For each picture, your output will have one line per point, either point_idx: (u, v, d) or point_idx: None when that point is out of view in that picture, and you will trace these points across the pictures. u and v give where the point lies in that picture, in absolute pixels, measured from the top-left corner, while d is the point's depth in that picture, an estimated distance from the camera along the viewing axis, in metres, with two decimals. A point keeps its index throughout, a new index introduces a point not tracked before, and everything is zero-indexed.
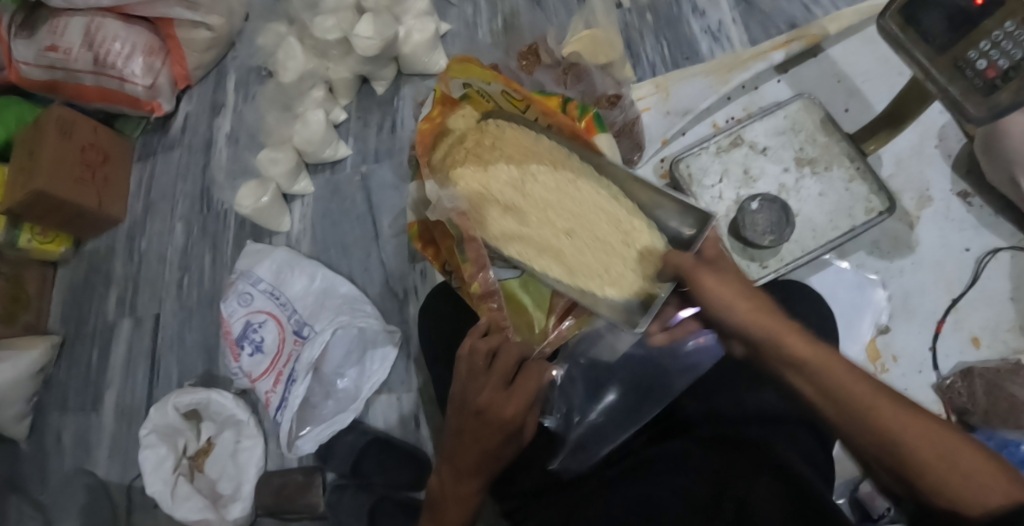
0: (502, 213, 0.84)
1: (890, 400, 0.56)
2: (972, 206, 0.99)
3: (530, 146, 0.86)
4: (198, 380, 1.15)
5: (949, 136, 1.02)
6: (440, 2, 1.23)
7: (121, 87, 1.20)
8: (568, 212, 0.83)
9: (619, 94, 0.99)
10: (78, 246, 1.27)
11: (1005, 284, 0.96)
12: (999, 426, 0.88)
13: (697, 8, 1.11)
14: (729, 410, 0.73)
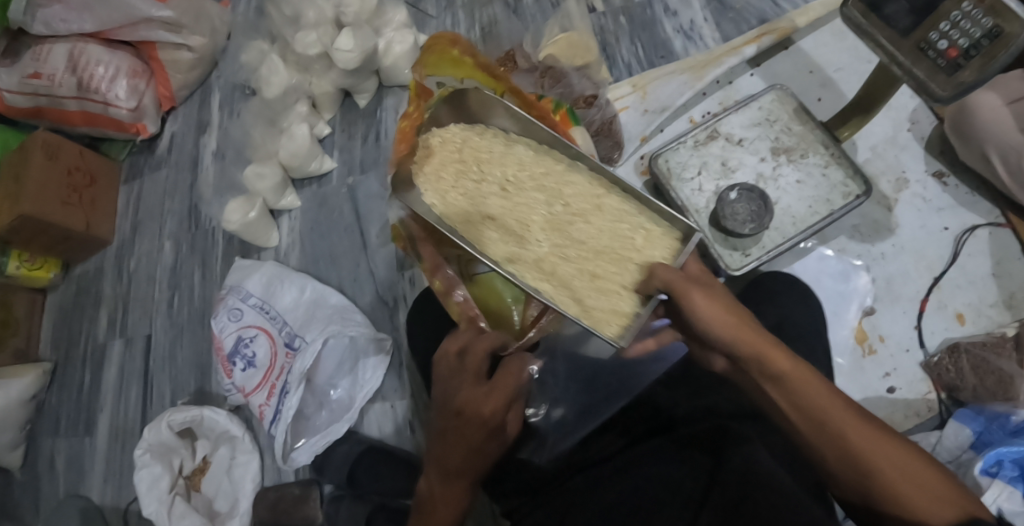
0: (494, 231, 0.77)
1: (863, 420, 0.60)
2: (948, 187, 1.01)
3: (530, 162, 0.80)
4: (191, 397, 1.15)
5: (921, 120, 1.04)
6: (417, 14, 1.24)
7: (104, 110, 1.22)
8: (565, 234, 0.77)
9: (596, 94, 1.00)
10: (66, 270, 1.27)
11: (987, 261, 0.98)
12: (986, 400, 0.90)
13: (669, 9, 1.14)
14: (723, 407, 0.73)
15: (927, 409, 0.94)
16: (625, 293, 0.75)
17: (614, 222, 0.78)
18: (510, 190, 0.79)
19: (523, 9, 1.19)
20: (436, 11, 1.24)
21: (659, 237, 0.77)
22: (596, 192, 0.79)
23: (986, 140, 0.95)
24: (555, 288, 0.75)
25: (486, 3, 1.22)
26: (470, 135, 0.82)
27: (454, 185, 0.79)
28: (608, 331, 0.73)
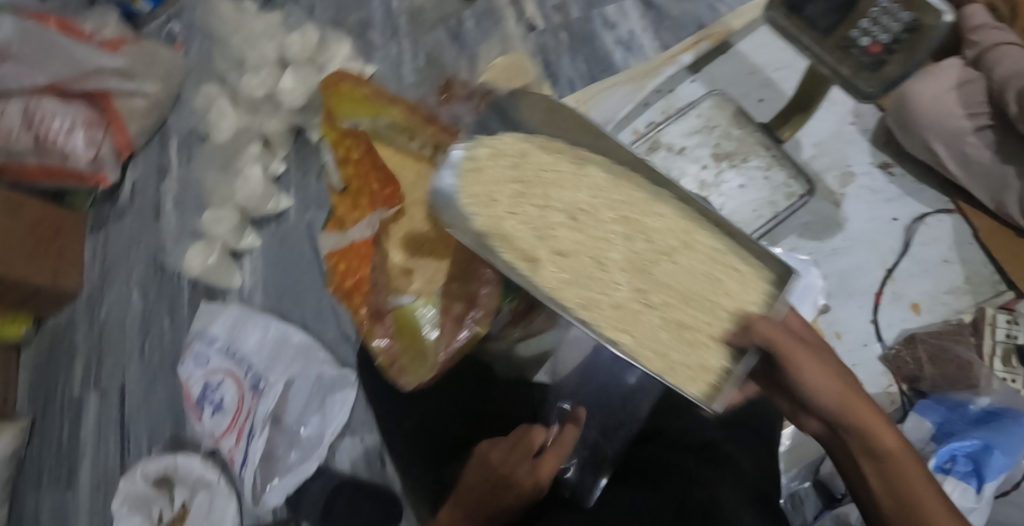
0: (557, 263, 0.77)
1: (940, 501, 0.67)
2: (894, 177, 1.01)
3: (606, 187, 0.80)
4: (167, 443, 1.16)
5: (864, 113, 1.04)
6: (363, 44, 1.25)
7: (63, 162, 1.22)
8: (649, 276, 0.76)
9: None
10: (39, 325, 1.27)
11: (938, 248, 0.98)
12: (945, 390, 0.90)
13: (608, 21, 1.15)
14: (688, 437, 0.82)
15: (889, 402, 0.94)
16: (713, 342, 0.73)
17: (704, 262, 0.76)
18: (583, 218, 0.78)
19: (465, 33, 1.20)
20: (381, 40, 1.24)
21: (752, 284, 0.75)
22: (687, 230, 0.77)
23: (926, 129, 0.95)
24: (637, 340, 0.73)
25: (429, 30, 1.23)
26: (529, 148, 0.83)
27: (513, 209, 0.79)
28: (695, 390, 0.71)
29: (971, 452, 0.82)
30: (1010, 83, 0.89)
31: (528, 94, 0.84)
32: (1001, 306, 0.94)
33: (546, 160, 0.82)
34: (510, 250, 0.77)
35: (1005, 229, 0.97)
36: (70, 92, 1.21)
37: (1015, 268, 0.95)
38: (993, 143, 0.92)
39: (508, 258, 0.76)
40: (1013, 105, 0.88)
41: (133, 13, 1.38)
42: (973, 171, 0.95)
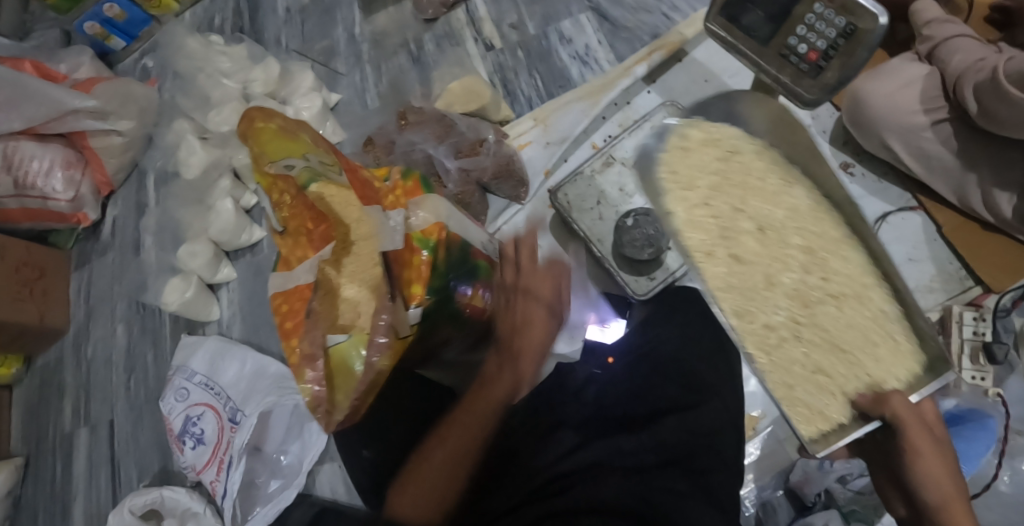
0: (732, 263, 0.91)
1: None
2: (854, 177, 1.01)
3: (805, 212, 0.89)
4: (156, 476, 1.18)
5: (822, 114, 1.04)
6: (328, 73, 1.26)
7: (44, 203, 1.26)
8: (808, 317, 0.87)
9: (482, 140, 1.02)
10: (30, 364, 1.30)
11: (903, 246, 0.97)
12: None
13: (565, 37, 1.16)
14: (645, 380, 0.87)
15: None
16: (842, 398, 0.84)
17: (870, 321, 0.84)
18: (774, 235, 0.90)
19: (427, 55, 1.21)
20: (345, 68, 1.25)
21: (905, 356, 0.82)
22: (863, 282, 0.85)
23: (883, 127, 0.94)
24: (771, 362, 0.88)
25: (391, 54, 1.24)
26: (745, 147, 0.94)
27: (708, 201, 0.93)
28: (806, 429, 0.85)
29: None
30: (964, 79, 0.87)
31: (753, 97, 0.94)
32: (968, 303, 0.94)
33: (686, 161, 0.94)
34: (696, 235, 0.92)
35: (969, 223, 0.96)
36: (47, 133, 1.24)
37: (981, 265, 0.94)
38: (950, 139, 0.91)
39: (693, 244, 0.92)
40: (970, 102, 0.87)
41: (106, 50, 1.42)
42: (932, 168, 0.94)
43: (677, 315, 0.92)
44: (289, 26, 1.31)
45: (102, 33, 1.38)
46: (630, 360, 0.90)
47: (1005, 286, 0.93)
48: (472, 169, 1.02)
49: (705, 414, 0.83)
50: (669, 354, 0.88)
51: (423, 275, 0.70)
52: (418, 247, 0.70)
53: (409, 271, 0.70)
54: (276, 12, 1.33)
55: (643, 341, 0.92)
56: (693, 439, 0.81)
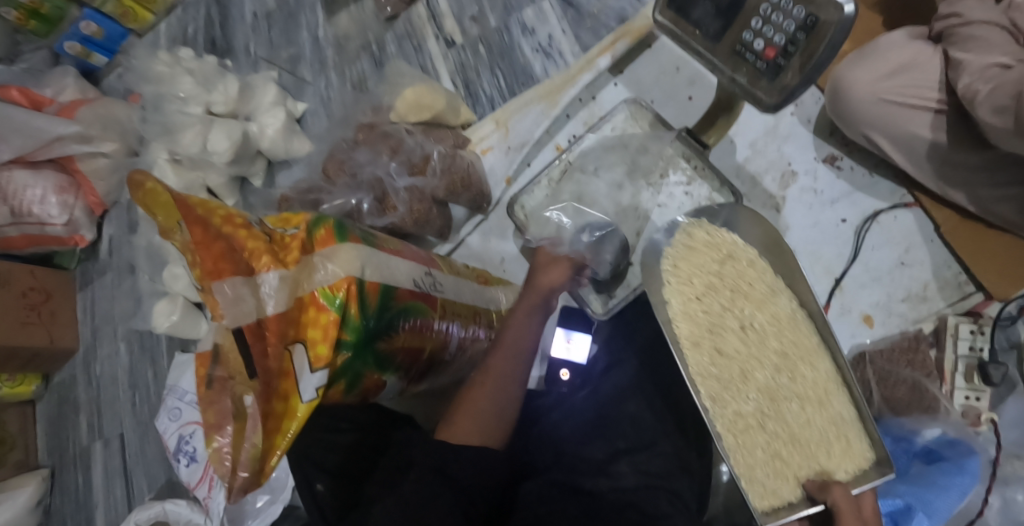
0: (712, 355, 0.80)
1: None
2: (841, 171, 0.97)
3: (784, 320, 0.81)
4: (164, 488, 1.24)
5: (806, 100, 0.99)
6: (295, 81, 1.22)
7: (42, 230, 1.28)
8: (775, 408, 0.79)
9: (427, 158, 0.97)
10: (48, 381, 1.39)
11: (892, 251, 0.94)
12: (889, 417, 0.87)
13: (527, 27, 1.10)
14: (610, 414, 0.83)
15: None
16: (793, 481, 0.77)
17: (830, 426, 0.78)
18: (756, 338, 0.81)
19: (387, 58, 1.17)
20: (311, 75, 1.22)
21: (857, 453, 0.77)
22: (829, 386, 0.78)
23: (863, 122, 0.90)
24: (737, 444, 0.78)
25: (354, 58, 1.21)
26: (740, 253, 0.84)
27: (701, 297, 0.83)
28: (758, 501, 0.76)
29: (892, 512, 0.80)
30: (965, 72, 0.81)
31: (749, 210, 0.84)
32: (967, 312, 0.91)
33: (689, 256, 0.84)
34: (685, 325, 0.81)
35: (971, 223, 0.91)
36: (37, 160, 1.24)
37: (985, 271, 0.90)
38: (938, 134, 0.86)
39: (681, 332, 0.80)
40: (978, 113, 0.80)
41: (90, 68, 1.40)
42: (923, 165, 0.90)
43: (639, 338, 0.91)
44: (256, 33, 1.28)
45: (84, 52, 1.36)
46: (590, 394, 0.86)
47: (1009, 294, 0.88)
48: (424, 187, 0.97)
49: (658, 457, 0.79)
50: (625, 384, 0.86)
51: (328, 335, 0.67)
52: (323, 304, 0.68)
53: (313, 330, 0.68)
54: (243, 19, 1.30)
55: (601, 378, 0.89)
56: (658, 478, 0.77)
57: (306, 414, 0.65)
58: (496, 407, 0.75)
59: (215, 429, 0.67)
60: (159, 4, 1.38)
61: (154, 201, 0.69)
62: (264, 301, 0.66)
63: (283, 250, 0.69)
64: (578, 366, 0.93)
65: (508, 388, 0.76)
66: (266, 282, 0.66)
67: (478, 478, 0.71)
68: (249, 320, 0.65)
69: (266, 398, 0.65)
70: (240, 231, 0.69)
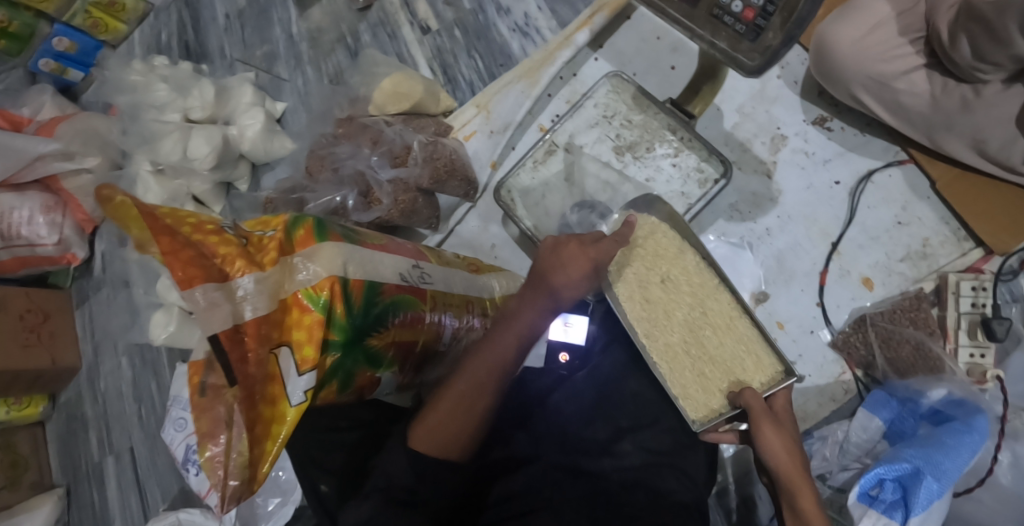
0: (641, 306, 0.84)
1: (784, 436, 0.71)
2: (833, 132, 0.94)
3: (694, 270, 0.84)
4: (177, 497, 1.24)
5: (792, 61, 0.96)
6: (272, 79, 1.20)
7: (32, 250, 1.27)
8: (694, 336, 0.82)
9: (408, 149, 0.96)
10: (54, 400, 1.39)
11: (889, 210, 0.92)
12: (895, 379, 0.85)
13: (502, 7, 1.07)
14: (609, 394, 0.81)
15: (843, 392, 0.89)
16: (717, 392, 0.80)
17: (739, 346, 0.81)
18: (673, 289, 0.84)
19: (363, 48, 1.15)
20: (287, 73, 1.20)
21: (767, 365, 0.79)
22: (732, 315, 0.82)
23: (850, 81, 0.87)
24: (670, 370, 0.81)
25: (329, 52, 1.18)
26: (658, 227, 0.85)
27: (628, 262, 0.85)
28: (693, 412, 0.80)
29: (899, 477, 0.75)
30: (940, 25, 0.80)
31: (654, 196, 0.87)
32: (967, 269, 0.88)
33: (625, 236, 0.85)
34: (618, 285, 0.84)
35: (965, 176, 0.88)
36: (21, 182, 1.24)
37: (983, 225, 0.87)
38: (927, 88, 0.84)
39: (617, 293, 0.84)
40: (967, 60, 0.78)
41: (67, 84, 1.37)
42: (912, 120, 0.87)
43: None
44: (229, 34, 1.26)
45: (58, 68, 1.32)
46: (590, 373, 0.84)
47: (1010, 247, 0.86)
48: (408, 177, 0.96)
49: (661, 434, 0.78)
50: (628, 362, 0.84)
51: (314, 335, 0.67)
52: (307, 305, 0.67)
53: (298, 331, 0.67)
54: (215, 20, 1.27)
55: (600, 356, 0.87)
56: (661, 455, 0.75)
57: (295, 418, 0.65)
58: (466, 430, 0.69)
59: (208, 438, 0.66)
60: (130, 13, 1.36)
61: (125, 214, 0.62)
62: (239, 305, 0.64)
63: (258, 252, 0.68)
64: (577, 348, 0.89)
65: (483, 405, 0.70)
66: (241, 286, 0.64)
67: (447, 492, 0.67)
68: (227, 326, 0.62)
69: (250, 403, 0.63)
70: (212, 237, 0.67)
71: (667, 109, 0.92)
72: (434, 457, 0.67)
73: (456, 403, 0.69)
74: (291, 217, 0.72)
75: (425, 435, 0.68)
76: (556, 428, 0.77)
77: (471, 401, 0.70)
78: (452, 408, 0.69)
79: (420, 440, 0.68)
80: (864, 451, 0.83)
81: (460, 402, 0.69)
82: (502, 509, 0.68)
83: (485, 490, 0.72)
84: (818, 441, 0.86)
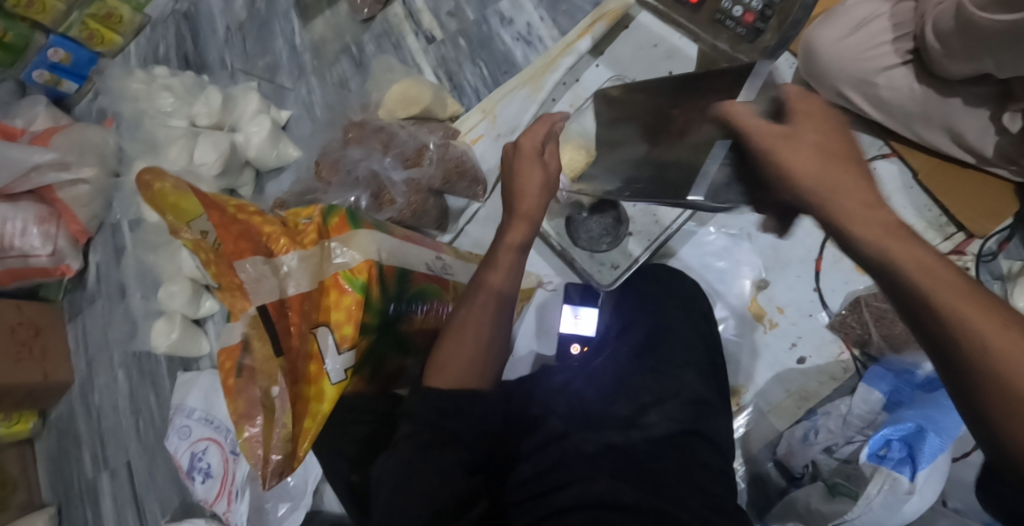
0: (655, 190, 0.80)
1: (814, 152, 0.59)
2: None
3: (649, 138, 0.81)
4: (178, 509, 1.23)
5: (779, 65, 1.04)
6: (276, 89, 1.23)
7: (25, 262, 1.24)
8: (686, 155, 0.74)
9: (423, 150, 0.99)
10: (45, 417, 1.36)
11: None
12: (890, 355, 0.90)
13: (504, 18, 1.12)
14: (628, 376, 0.82)
15: (842, 371, 0.94)
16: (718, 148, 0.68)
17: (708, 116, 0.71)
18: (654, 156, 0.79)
19: (368, 58, 1.19)
20: (291, 82, 1.23)
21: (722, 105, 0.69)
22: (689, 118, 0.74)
23: (838, 80, 0.94)
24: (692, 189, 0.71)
25: (333, 61, 1.21)
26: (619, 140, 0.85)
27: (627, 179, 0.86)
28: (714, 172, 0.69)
29: (905, 436, 0.81)
30: (929, 35, 0.84)
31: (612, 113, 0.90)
32: (953, 250, 0.95)
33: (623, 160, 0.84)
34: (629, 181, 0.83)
35: (945, 165, 0.96)
36: (14, 193, 1.20)
37: (962, 210, 0.95)
38: (906, 83, 0.90)
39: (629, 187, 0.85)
40: (946, 64, 0.84)
41: (60, 95, 1.38)
42: (893, 113, 0.94)
43: (650, 300, 0.91)
44: (230, 45, 1.29)
45: (53, 79, 1.33)
46: (607, 361, 0.87)
47: (988, 231, 0.94)
48: (421, 178, 0.99)
49: (684, 404, 0.78)
50: (642, 341, 0.86)
51: (352, 316, 0.67)
52: (345, 286, 0.68)
53: (338, 312, 0.68)
54: (216, 32, 1.30)
55: (616, 342, 0.90)
56: (686, 427, 0.76)
57: (334, 395, 0.66)
58: (471, 362, 0.75)
59: (245, 420, 0.68)
60: (127, 26, 1.37)
61: (165, 202, 0.71)
62: (285, 280, 0.68)
63: (299, 235, 0.71)
64: (588, 339, 0.96)
65: (484, 336, 0.76)
66: (286, 263, 0.68)
67: (475, 428, 0.72)
68: (273, 298, 0.67)
69: (293, 380, 0.66)
70: (256, 218, 0.71)
71: None
72: (455, 391, 0.73)
73: (461, 336, 0.75)
74: (326, 207, 0.73)
75: (442, 374, 0.74)
76: (568, 401, 0.81)
77: (473, 330, 0.76)
78: (458, 342, 0.75)
79: (435, 380, 0.75)
80: (867, 422, 0.87)
81: (465, 332, 0.75)
82: (534, 462, 0.73)
83: (521, 443, 0.76)
84: (823, 417, 0.90)
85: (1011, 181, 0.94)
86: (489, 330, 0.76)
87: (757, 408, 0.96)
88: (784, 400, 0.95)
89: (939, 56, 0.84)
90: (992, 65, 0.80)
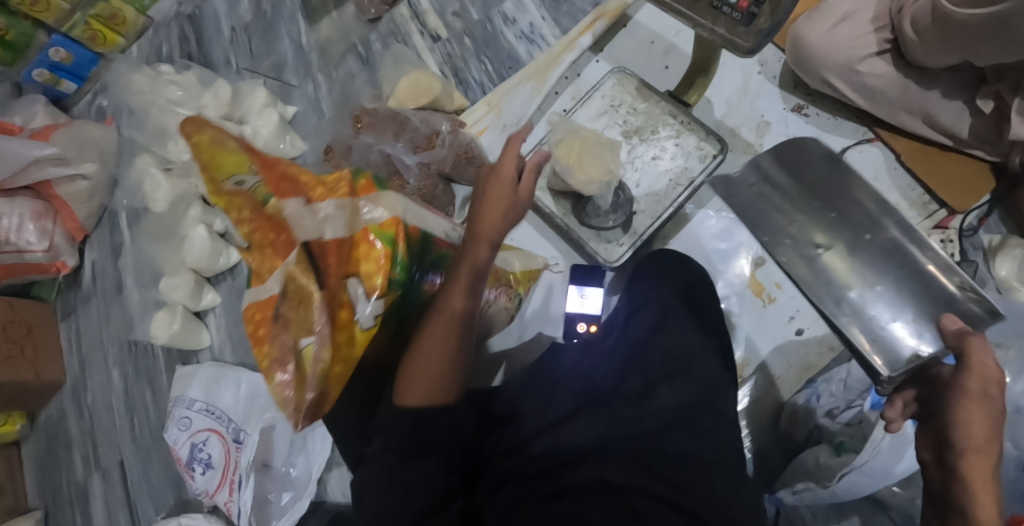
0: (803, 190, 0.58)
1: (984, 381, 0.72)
2: (809, 117, 1.08)
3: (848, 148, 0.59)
4: (173, 508, 1.20)
5: (769, 60, 1.11)
6: (282, 86, 1.26)
7: (20, 258, 1.22)
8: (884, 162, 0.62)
9: (436, 133, 1.03)
10: (32, 419, 1.33)
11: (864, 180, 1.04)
12: None
13: (508, 17, 1.18)
14: (641, 344, 0.86)
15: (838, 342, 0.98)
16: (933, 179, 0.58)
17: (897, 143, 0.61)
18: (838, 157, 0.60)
19: (375, 56, 1.23)
20: (297, 79, 1.26)
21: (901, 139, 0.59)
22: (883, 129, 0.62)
23: (824, 68, 1.01)
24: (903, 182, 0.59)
25: (339, 60, 1.25)
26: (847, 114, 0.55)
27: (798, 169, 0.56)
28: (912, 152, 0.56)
29: None
30: (907, 25, 0.92)
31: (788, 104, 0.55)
32: (936, 225, 1.00)
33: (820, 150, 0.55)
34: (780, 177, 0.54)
35: (925, 149, 1.02)
36: (12, 188, 1.20)
37: (944, 189, 1.00)
38: (888, 71, 0.98)
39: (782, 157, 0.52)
40: (920, 52, 0.92)
41: (59, 95, 1.39)
42: (877, 100, 1.01)
43: (659, 279, 0.95)
44: (235, 46, 1.32)
45: (52, 79, 1.35)
46: (621, 339, 0.89)
47: (969, 206, 0.99)
48: (432, 162, 1.03)
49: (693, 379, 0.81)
50: (653, 322, 0.89)
51: (382, 267, 0.70)
52: (375, 239, 0.70)
53: (367, 263, 0.70)
54: (221, 34, 1.34)
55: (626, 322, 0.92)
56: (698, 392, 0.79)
57: (364, 338, 0.70)
58: (439, 377, 0.74)
59: (277, 364, 0.72)
60: (130, 27, 1.39)
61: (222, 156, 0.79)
62: (323, 225, 0.71)
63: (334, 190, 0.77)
64: (594, 317, 1.00)
65: (451, 349, 0.75)
66: (324, 210, 0.72)
67: (448, 437, 0.72)
68: (314, 236, 0.71)
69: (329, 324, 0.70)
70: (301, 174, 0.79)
71: (667, 99, 1.05)
72: (423, 406, 0.73)
73: (429, 352, 0.74)
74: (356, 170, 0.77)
75: (411, 390, 0.74)
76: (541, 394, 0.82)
77: (441, 344, 0.75)
78: (426, 356, 0.74)
79: (405, 395, 0.74)
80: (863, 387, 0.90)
81: (432, 346, 0.74)
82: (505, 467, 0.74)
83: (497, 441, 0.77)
84: (824, 383, 0.94)
85: (985, 161, 1.00)
86: (455, 344, 0.75)
87: (762, 380, 1.00)
88: (786, 371, 0.99)
89: (914, 43, 0.92)
90: (962, 54, 0.88)
